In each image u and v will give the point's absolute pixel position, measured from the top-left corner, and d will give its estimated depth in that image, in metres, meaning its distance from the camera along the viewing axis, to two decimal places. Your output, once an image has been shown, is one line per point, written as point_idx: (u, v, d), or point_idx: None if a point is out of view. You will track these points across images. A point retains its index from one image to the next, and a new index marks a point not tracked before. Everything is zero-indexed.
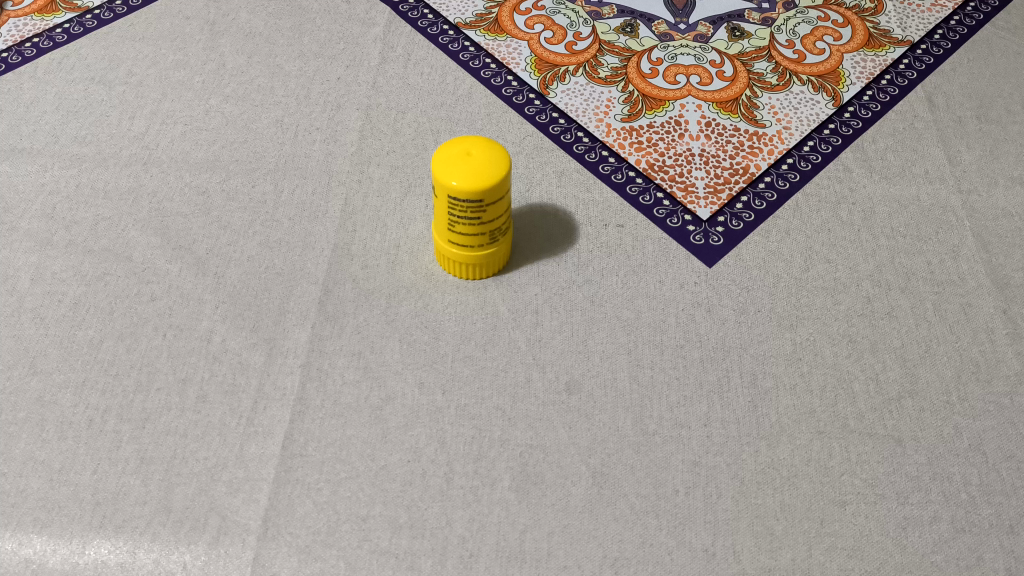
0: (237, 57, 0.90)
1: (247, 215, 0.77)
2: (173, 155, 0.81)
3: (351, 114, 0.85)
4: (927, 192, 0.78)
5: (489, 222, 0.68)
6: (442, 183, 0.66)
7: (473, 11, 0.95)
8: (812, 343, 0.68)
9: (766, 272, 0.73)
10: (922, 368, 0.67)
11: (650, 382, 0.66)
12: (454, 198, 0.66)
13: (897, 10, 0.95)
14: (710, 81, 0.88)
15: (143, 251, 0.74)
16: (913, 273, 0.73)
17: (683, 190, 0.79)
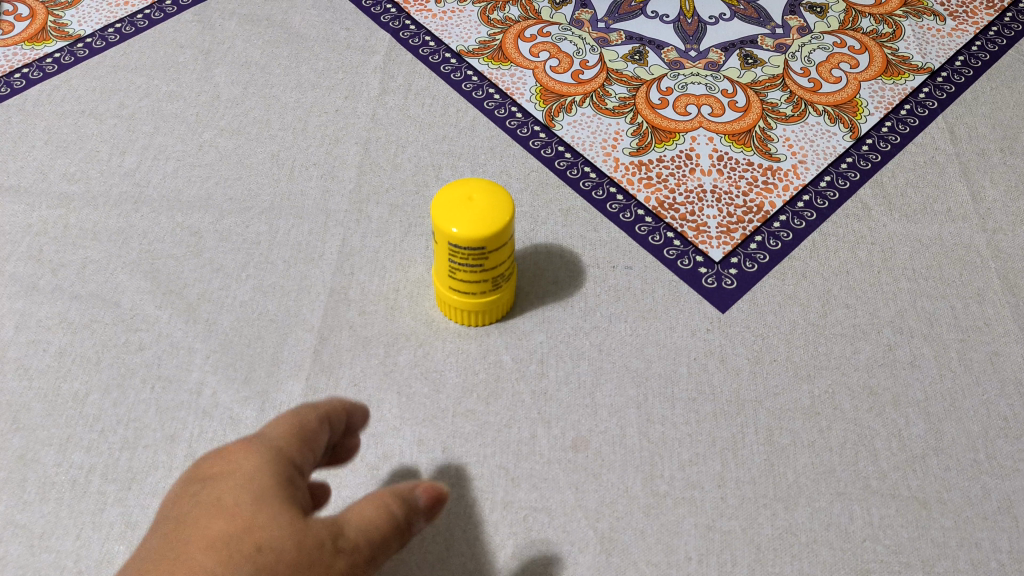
0: (231, 88, 0.87)
1: (239, 257, 0.74)
2: (165, 193, 0.79)
3: (350, 148, 0.82)
4: (950, 231, 0.74)
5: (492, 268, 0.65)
6: (443, 228, 0.63)
7: (475, 38, 0.92)
8: (831, 395, 0.65)
9: (782, 317, 0.69)
10: (947, 422, 0.63)
11: (661, 439, 0.63)
12: (455, 244, 0.63)
13: (916, 35, 0.91)
14: (722, 112, 0.84)
15: (132, 296, 0.72)
16: (936, 318, 0.69)
17: (694, 229, 0.75)
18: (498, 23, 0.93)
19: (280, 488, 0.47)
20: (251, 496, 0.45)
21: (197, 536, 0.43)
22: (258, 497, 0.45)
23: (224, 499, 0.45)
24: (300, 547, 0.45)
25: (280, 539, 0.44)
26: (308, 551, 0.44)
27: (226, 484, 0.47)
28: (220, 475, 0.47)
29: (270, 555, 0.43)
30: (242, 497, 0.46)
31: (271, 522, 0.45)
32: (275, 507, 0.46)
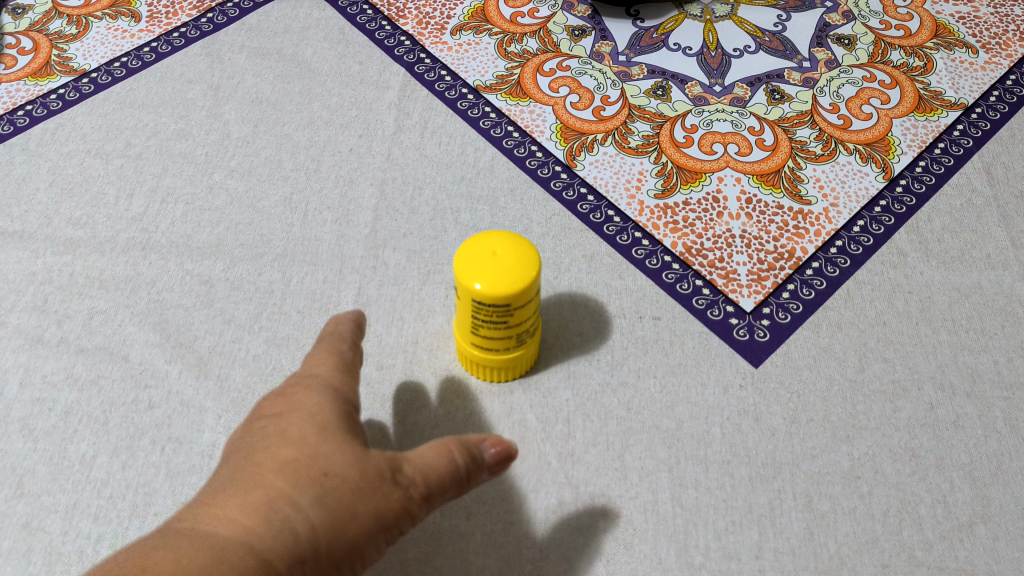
0: (242, 126, 0.85)
1: (251, 307, 0.72)
2: (174, 239, 0.76)
3: (365, 190, 0.79)
4: (990, 279, 0.71)
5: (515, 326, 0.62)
6: (465, 283, 0.60)
7: (493, 72, 0.89)
8: (871, 458, 0.62)
9: (818, 372, 0.66)
10: (994, 488, 0.60)
11: (694, 506, 0.60)
12: (478, 300, 0.60)
13: (947, 69, 0.88)
14: (749, 151, 0.82)
15: (141, 349, 0.69)
16: (979, 373, 0.66)
17: (724, 277, 0.72)
18: (515, 56, 0.91)
19: (340, 409, 0.54)
20: (315, 427, 0.51)
21: (269, 462, 0.49)
22: (322, 427, 0.51)
23: (291, 430, 0.51)
24: (362, 471, 0.49)
25: (344, 467, 0.49)
26: (369, 478, 0.49)
27: (291, 416, 0.52)
28: (283, 411, 0.53)
29: (336, 479, 0.48)
30: (308, 427, 0.51)
31: (334, 450, 0.50)
32: (336, 435, 0.51)
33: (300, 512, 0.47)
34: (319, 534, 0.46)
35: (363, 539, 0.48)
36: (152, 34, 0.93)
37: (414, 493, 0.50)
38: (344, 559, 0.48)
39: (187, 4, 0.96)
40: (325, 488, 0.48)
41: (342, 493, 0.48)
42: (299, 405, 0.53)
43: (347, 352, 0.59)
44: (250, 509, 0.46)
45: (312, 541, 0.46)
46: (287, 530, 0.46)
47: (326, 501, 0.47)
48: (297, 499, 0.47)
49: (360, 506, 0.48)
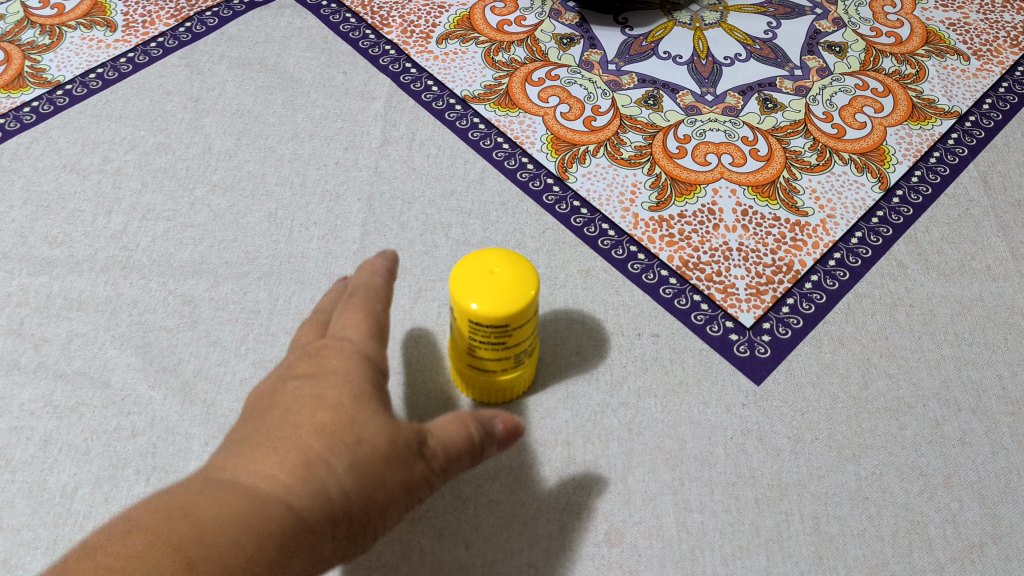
0: (223, 139, 0.82)
1: (237, 328, 0.69)
2: (156, 257, 0.74)
3: (352, 205, 0.77)
4: (990, 291, 0.71)
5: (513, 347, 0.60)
6: (462, 301, 0.58)
7: (481, 82, 0.87)
8: (878, 478, 0.61)
9: (821, 390, 0.65)
10: (1004, 506, 0.59)
11: (700, 530, 0.59)
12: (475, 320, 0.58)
13: (940, 76, 0.87)
14: (743, 161, 0.80)
15: (123, 374, 0.66)
16: (984, 389, 0.65)
17: (722, 291, 0.71)
18: (503, 65, 0.89)
19: (375, 378, 0.51)
20: (351, 391, 0.49)
21: (303, 421, 0.47)
22: (357, 392, 0.49)
23: (325, 390, 0.49)
24: (395, 438, 0.48)
25: (377, 435, 0.47)
26: (399, 449, 0.48)
27: (326, 377, 0.50)
28: (318, 371, 0.51)
29: (368, 447, 0.47)
30: (343, 391, 0.49)
31: (371, 416, 0.48)
32: (372, 401, 0.49)
33: (336, 476, 0.45)
34: (349, 499, 0.45)
35: (385, 507, 0.47)
36: (128, 44, 0.90)
37: (437, 465, 0.50)
38: (363, 524, 0.47)
39: (164, 13, 0.93)
40: (360, 454, 0.46)
41: (374, 462, 0.47)
42: (335, 367, 0.51)
43: (381, 315, 0.56)
44: (287, 464, 0.44)
45: (343, 506, 0.45)
46: (321, 491, 0.44)
47: (360, 467, 0.46)
48: (331, 462, 0.45)
49: (389, 476, 0.47)
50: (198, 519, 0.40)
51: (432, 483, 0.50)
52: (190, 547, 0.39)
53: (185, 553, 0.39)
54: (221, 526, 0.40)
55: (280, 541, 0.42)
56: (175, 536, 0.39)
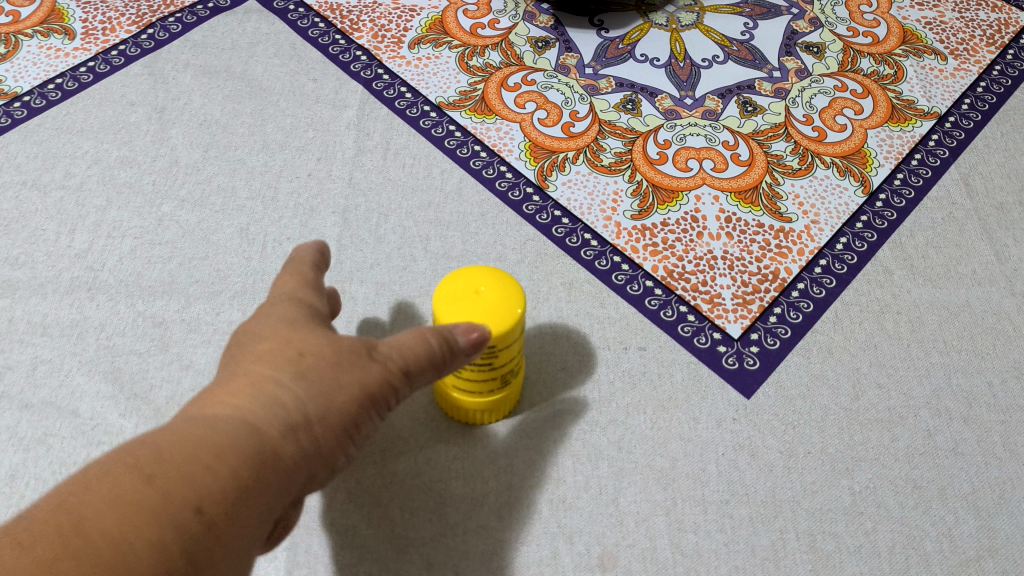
0: (191, 151, 0.80)
1: (211, 351, 0.67)
2: (123, 277, 0.71)
3: (327, 219, 0.75)
4: (977, 296, 0.70)
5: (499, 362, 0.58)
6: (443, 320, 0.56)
7: (455, 88, 0.85)
8: (873, 492, 0.60)
9: (812, 402, 0.64)
10: (999, 518, 0.59)
11: (695, 551, 0.57)
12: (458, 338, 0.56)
13: (918, 77, 0.87)
14: (724, 166, 0.79)
15: (91, 402, 0.64)
16: (974, 397, 0.64)
17: (708, 302, 0.70)
18: (478, 70, 0.87)
19: (313, 316, 0.52)
20: (286, 325, 0.50)
21: (247, 359, 0.47)
22: (293, 325, 0.50)
23: (263, 332, 0.49)
24: (337, 347, 0.48)
25: (318, 346, 0.48)
26: (347, 353, 0.48)
27: (262, 323, 0.50)
28: (256, 322, 0.51)
29: (311, 357, 0.47)
30: (279, 326, 0.50)
31: (308, 338, 0.48)
32: (308, 328, 0.50)
33: (284, 386, 0.45)
34: (307, 405, 0.45)
35: (350, 409, 0.47)
36: (88, 52, 0.87)
37: (393, 368, 0.50)
38: (335, 431, 0.46)
39: (125, 19, 0.90)
40: (304, 364, 0.47)
41: (321, 369, 0.47)
42: (270, 314, 0.51)
43: (314, 276, 0.56)
44: (234, 390, 0.44)
45: (302, 411, 0.44)
46: (276, 401, 0.44)
47: (306, 373, 0.46)
48: (277, 377, 0.45)
49: (342, 378, 0.47)
50: (157, 438, 0.39)
51: (397, 390, 0.50)
52: (152, 459, 0.38)
53: (145, 468, 0.37)
54: (182, 438, 0.39)
55: (244, 449, 0.41)
56: (136, 454, 0.38)
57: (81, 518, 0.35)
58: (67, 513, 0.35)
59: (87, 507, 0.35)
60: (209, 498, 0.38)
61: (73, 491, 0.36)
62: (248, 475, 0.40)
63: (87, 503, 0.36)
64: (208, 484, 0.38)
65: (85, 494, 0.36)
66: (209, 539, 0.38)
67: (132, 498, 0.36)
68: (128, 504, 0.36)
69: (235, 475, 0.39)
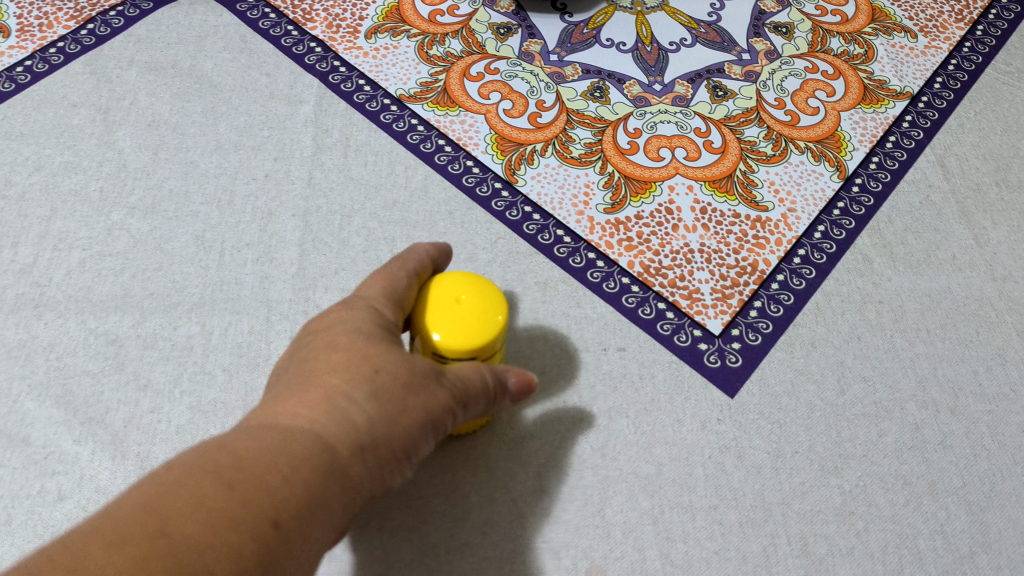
0: (139, 154, 0.75)
1: (170, 368, 0.63)
2: (72, 292, 0.67)
3: (287, 223, 0.71)
4: (958, 282, 0.69)
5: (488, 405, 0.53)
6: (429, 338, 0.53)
7: (416, 79, 0.82)
8: (863, 490, 0.58)
9: (797, 399, 0.62)
10: (990, 512, 0.58)
11: (685, 561, 0.55)
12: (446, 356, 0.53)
13: (889, 55, 0.85)
14: (698, 155, 0.77)
15: (43, 429, 0.60)
16: (960, 387, 0.63)
17: (687, 298, 0.68)
18: (438, 60, 0.83)
19: (388, 331, 0.50)
20: (363, 336, 0.48)
21: (323, 367, 0.46)
22: (370, 337, 0.48)
23: (339, 339, 0.48)
24: (411, 366, 0.47)
25: (394, 365, 0.47)
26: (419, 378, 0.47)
27: (336, 328, 0.49)
28: (330, 324, 0.49)
29: (387, 376, 0.46)
30: (355, 336, 0.48)
31: (385, 353, 0.47)
32: (383, 342, 0.48)
33: (356, 405, 0.44)
34: (375, 425, 0.44)
35: (411, 434, 0.46)
36: (24, 50, 0.82)
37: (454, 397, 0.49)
38: (396, 453, 0.46)
39: (63, 14, 0.85)
40: (378, 383, 0.46)
41: (394, 389, 0.46)
42: (347, 318, 0.49)
43: (404, 281, 0.53)
44: (309, 404, 0.43)
45: (370, 431, 0.44)
46: (348, 419, 0.44)
47: (381, 395, 0.45)
48: (352, 394, 0.44)
49: (409, 403, 0.46)
50: (238, 448, 0.39)
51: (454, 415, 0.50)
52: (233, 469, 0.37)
53: (224, 475, 0.37)
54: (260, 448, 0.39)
55: (315, 464, 0.40)
56: (219, 463, 0.38)
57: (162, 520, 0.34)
58: (152, 513, 0.34)
59: (172, 506, 0.35)
60: (286, 512, 0.38)
61: (158, 489, 0.36)
62: (318, 492, 0.40)
63: (172, 508, 0.35)
64: (281, 498, 0.38)
65: (171, 495, 0.35)
66: (283, 553, 0.37)
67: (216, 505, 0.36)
68: (210, 507, 0.35)
69: (306, 493, 0.39)
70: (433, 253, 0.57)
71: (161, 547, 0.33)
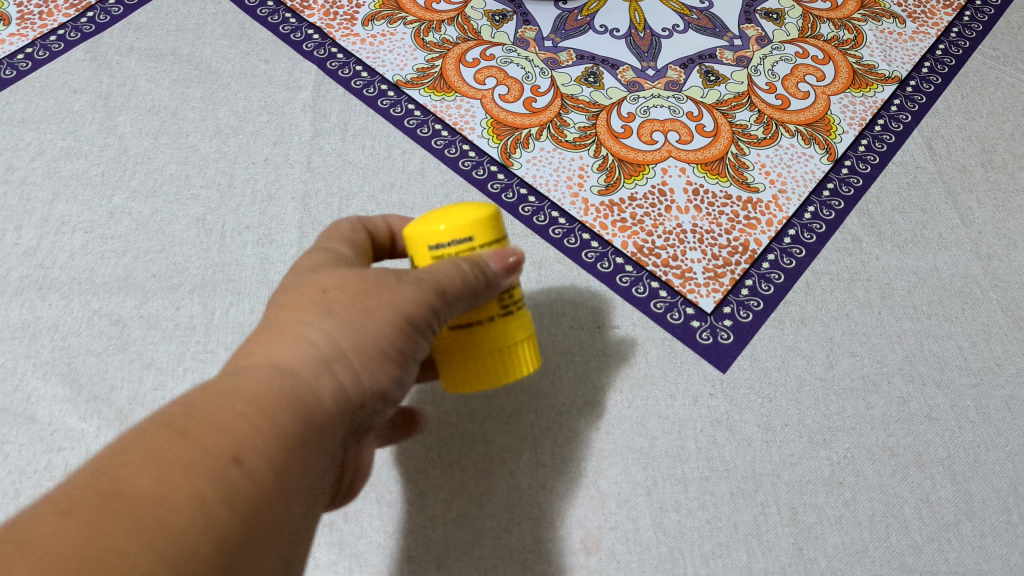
0: (140, 139, 0.77)
1: (173, 347, 0.65)
2: (76, 274, 0.68)
3: (286, 205, 0.73)
4: (945, 261, 0.70)
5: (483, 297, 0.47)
6: (422, 232, 0.48)
7: (412, 65, 0.83)
8: (851, 461, 0.60)
9: (787, 374, 0.64)
10: (974, 482, 0.59)
11: (678, 530, 0.57)
12: (440, 249, 0.48)
13: (878, 40, 0.86)
14: (690, 138, 0.78)
15: (49, 406, 0.61)
16: (946, 362, 0.65)
17: (680, 276, 0.69)
18: (435, 46, 0.85)
19: (341, 262, 0.49)
20: (309, 272, 0.47)
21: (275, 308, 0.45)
22: (317, 269, 0.47)
23: (288, 283, 0.47)
24: (362, 277, 0.46)
25: (341, 282, 0.45)
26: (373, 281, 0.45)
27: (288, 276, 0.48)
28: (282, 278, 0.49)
29: (336, 293, 0.45)
30: (301, 275, 0.47)
31: (332, 276, 0.46)
32: (331, 270, 0.47)
33: (312, 326, 0.43)
34: (339, 339, 0.43)
35: (390, 334, 0.44)
36: (25, 38, 0.83)
37: (428, 288, 0.45)
38: (377, 359, 0.44)
39: (62, 2, 0.86)
40: (331, 301, 0.44)
41: (348, 300, 0.44)
42: (295, 266, 0.49)
43: (352, 227, 0.54)
44: (265, 342, 0.43)
45: (333, 343, 0.43)
46: (305, 341, 0.43)
47: (334, 308, 0.44)
48: (304, 318, 0.43)
49: (371, 303, 0.44)
50: (188, 398, 0.38)
51: (436, 312, 0.46)
52: (183, 418, 0.37)
53: (177, 427, 0.36)
54: (209, 395, 0.38)
55: (273, 393, 0.39)
56: (169, 415, 0.37)
57: (115, 482, 0.33)
58: (106, 477, 0.34)
59: (120, 468, 0.34)
60: (246, 447, 0.37)
61: (106, 452, 0.35)
62: (283, 418, 0.39)
63: (126, 469, 0.34)
64: (241, 434, 0.37)
65: (118, 455, 0.35)
66: (252, 487, 0.37)
67: (169, 453, 0.35)
68: (164, 459, 0.35)
69: (271, 423, 0.38)
70: (391, 222, 0.57)
71: (109, 506, 0.32)
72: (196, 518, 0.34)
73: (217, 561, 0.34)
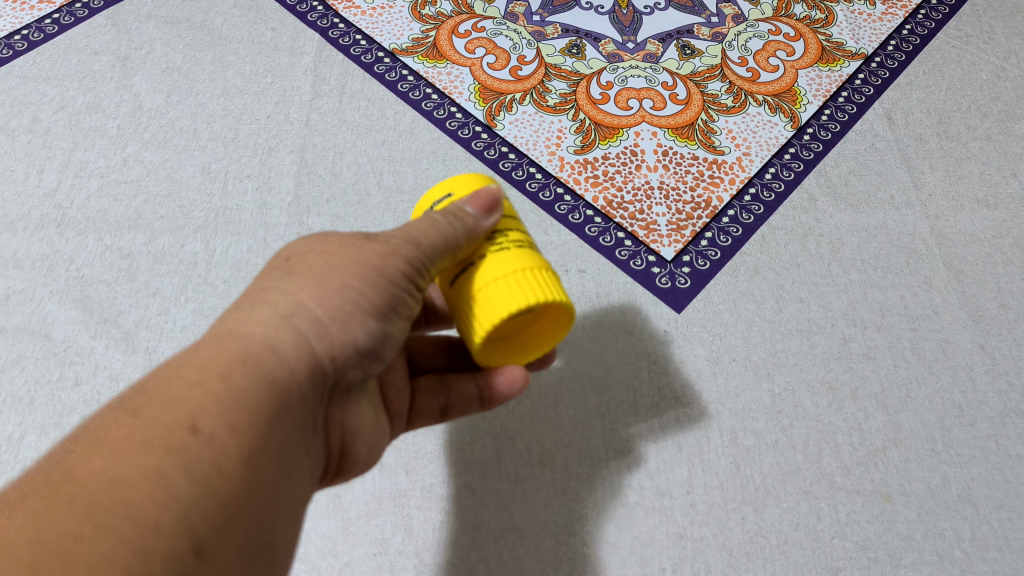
0: (154, 97, 0.83)
1: (176, 279, 0.71)
2: (91, 214, 0.74)
3: (285, 157, 0.79)
4: (894, 219, 0.75)
5: (470, 243, 0.49)
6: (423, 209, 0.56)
7: (408, 35, 0.89)
8: (791, 393, 0.65)
9: (737, 315, 0.69)
10: (904, 414, 0.64)
11: (627, 448, 0.63)
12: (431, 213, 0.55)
13: (848, 20, 0.91)
14: (663, 105, 0.84)
15: (63, 326, 0.68)
16: (887, 309, 0.70)
17: (644, 228, 0.74)
18: (430, 18, 0.91)
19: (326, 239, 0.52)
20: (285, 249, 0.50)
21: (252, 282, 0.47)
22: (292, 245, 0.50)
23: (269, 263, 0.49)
24: (329, 241, 0.48)
25: (306, 249, 0.47)
26: (338, 244, 0.47)
27: None
28: None
29: (300, 259, 0.46)
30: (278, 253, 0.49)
31: (300, 245, 0.48)
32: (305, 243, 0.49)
33: (276, 290, 0.45)
34: (302, 297, 0.44)
35: (356, 284, 0.45)
36: (52, 5, 0.90)
37: (398, 244, 0.47)
38: (345, 310, 0.45)
39: None
40: (295, 266, 0.46)
41: (312, 262, 0.46)
42: None
43: None
44: (233, 312, 0.44)
45: (295, 300, 0.44)
46: (266, 303, 0.44)
47: (296, 270, 0.46)
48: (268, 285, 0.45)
49: (334, 263, 0.46)
50: (148, 380, 0.40)
51: (410, 264, 0.47)
52: (138, 399, 0.39)
53: (131, 410, 0.38)
54: (165, 373, 0.40)
55: (227, 357, 0.41)
56: (127, 400, 0.39)
57: (70, 468, 0.36)
58: (64, 466, 0.36)
59: (76, 457, 0.36)
60: (200, 414, 0.38)
61: (72, 441, 0.38)
62: (240, 379, 0.40)
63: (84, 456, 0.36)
64: (193, 402, 0.39)
65: (79, 443, 0.37)
66: (213, 451, 0.38)
67: (121, 434, 0.37)
68: (115, 441, 0.37)
69: (225, 385, 0.40)
70: None
71: (63, 495, 0.35)
72: (149, 490, 0.35)
73: (182, 522, 0.36)
